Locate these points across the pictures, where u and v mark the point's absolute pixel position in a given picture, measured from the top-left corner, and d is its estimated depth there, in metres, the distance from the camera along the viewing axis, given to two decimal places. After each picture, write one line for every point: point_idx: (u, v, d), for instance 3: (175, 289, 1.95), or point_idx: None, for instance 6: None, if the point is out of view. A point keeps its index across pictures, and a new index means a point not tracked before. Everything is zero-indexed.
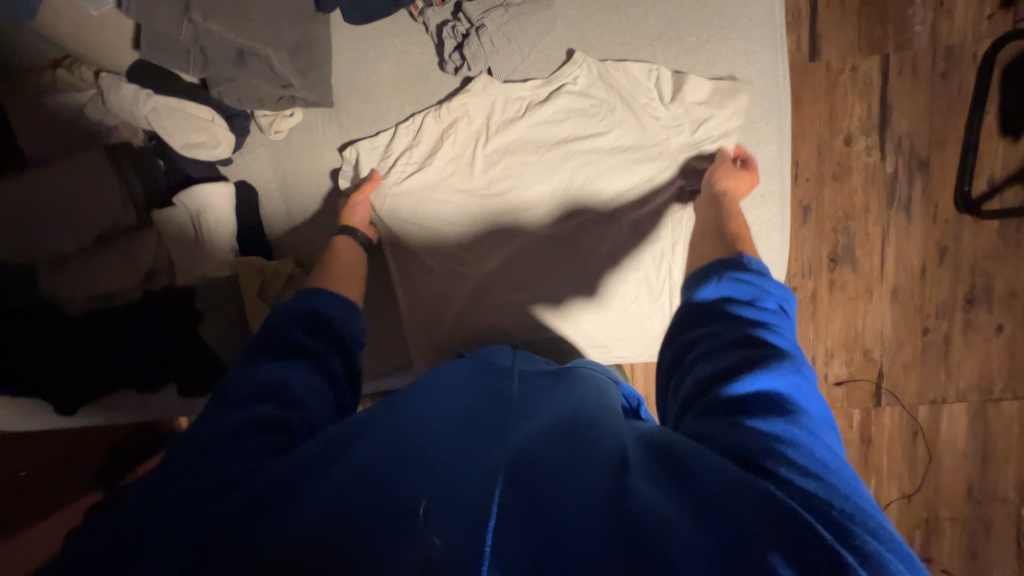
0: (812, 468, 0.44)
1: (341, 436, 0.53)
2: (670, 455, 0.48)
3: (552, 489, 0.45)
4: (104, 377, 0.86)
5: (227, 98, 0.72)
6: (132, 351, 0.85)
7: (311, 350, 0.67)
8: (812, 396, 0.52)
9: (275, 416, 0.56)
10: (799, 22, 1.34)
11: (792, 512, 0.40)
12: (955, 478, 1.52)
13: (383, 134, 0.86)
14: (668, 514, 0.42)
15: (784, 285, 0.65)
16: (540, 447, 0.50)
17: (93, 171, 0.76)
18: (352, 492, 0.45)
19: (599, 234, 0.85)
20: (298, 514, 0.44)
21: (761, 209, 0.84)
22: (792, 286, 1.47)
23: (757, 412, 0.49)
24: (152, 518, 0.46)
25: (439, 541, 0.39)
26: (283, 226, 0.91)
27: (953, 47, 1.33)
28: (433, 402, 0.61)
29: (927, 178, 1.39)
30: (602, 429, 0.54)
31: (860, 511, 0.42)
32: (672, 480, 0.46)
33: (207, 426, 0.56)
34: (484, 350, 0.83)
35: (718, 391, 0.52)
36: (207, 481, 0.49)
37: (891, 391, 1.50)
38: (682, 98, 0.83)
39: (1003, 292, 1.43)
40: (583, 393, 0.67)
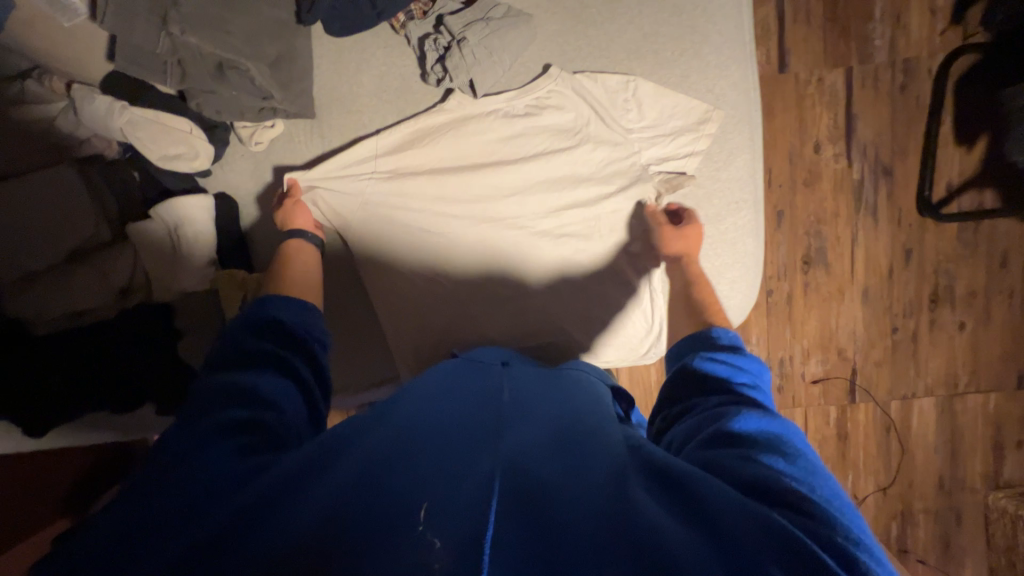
0: (813, 500, 0.46)
1: (336, 447, 0.53)
2: (664, 469, 0.49)
3: (546, 498, 0.46)
4: (75, 402, 0.81)
5: (205, 111, 0.71)
6: (101, 369, 0.81)
7: (274, 356, 0.66)
8: (803, 443, 0.55)
9: (246, 419, 0.56)
10: (768, 36, 1.40)
11: (790, 530, 0.42)
12: (926, 470, 1.58)
13: (352, 145, 0.85)
14: (665, 526, 0.43)
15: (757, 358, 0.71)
16: (531, 456, 0.51)
17: (68, 186, 0.74)
18: (352, 505, 0.45)
19: (577, 239, 0.85)
20: (294, 524, 0.44)
21: (735, 216, 0.87)
22: (769, 288, 1.51)
23: (753, 449, 0.52)
24: (134, 526, 0.45)
25: (439, 549, 0.40)
26: (263, 238, 0.89)
27: (910, 60, 1.40)
28: (431, 407, 0.61)
29: (891, 184, 1.46)
30: (594, 434, 0.56)
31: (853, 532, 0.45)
32: (671, 497, 0.47)
33: (182, 431, 0.55)
34: (476, 351, 0.83)
35: (719, 434, 0.55)
36: (190, 491, 0.48)
37: (864, 388, 1.55)
38: (656, 107, 0.85)
39: (964, 291, 1.51)
40: (574, 395, 0.68)
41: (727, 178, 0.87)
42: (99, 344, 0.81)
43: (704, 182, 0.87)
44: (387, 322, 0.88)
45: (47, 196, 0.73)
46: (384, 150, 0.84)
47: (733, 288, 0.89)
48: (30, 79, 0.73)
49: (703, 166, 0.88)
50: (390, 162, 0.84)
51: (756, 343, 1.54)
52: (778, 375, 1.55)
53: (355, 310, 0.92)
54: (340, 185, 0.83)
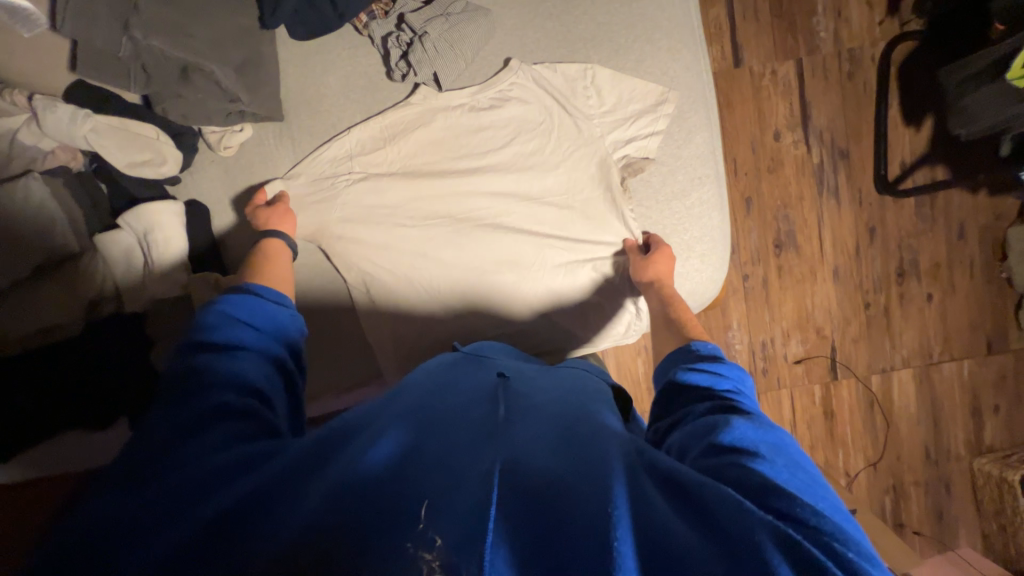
0: (821, 515, 0.47)
1: (332, 451, 0.52)
2: (673, 478, 0.50)
3: (550, 492, 0.47)
4: (60, 418, 0.79)
5: (171, 115, 0.72)
6: (70, 395, 0.78)
7: (261, 348, 0.68)
8: (798, 452, 0.57)
9: (239, 404, 0.58)
10: (721, 34, 1.47)
11: (796, 539, 0.43)
12: (912, 441, 1.62)
13: (325, 145, 0.84)
14: (672, 526, 0.45)
15: (737, 365, 0.71)
16: (533, 453, 0.52)
17: (32, 198, 0.71)
18: (350, 497, 0.45)
19: (549, 227, 0.87)
20: (288, 517, 0.45)
21: (700, 190, 0.88)
22: (744, 274, 1.56)
23: (751, 454, 0.53)
24: (131, 510, 0.47)
25: (437, 548, 0.40)
26: (240, 244, 0.86)
27: (854, 49, 1.49)
28: (431, 406, 0.60)
29: (848, 165, 1.53)
30: (603, 429, 0.57)
31: (854, 540, 0.47)
32: (680, 503, 0.48)
33: (168, 417, 0.56)
34: (478, 346, 0.83)
35: (716, 441, 0.56)
36: (184, 477, 0.50)
37: (844, 363, 1.60)
38: (613, 92, 0.87)
39: (928, 263, 1.57)
40: (578, 392, 0.69)
41: (688, 155, 0.89)
42: (80, 358, 0.78)
43: (666, 159, 0.89)
44: (367, 318, 0.87)
45: None
46: (351, 150, 0.84)
47: (704, 262, 0.91)
48: None
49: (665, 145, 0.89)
50: (362, 162, 0.84)
51: (738, 327, 1.57)
52: (761, 358, 1.58)
53: (332, 313, 0.89)
54: (311, 187, 0.84)
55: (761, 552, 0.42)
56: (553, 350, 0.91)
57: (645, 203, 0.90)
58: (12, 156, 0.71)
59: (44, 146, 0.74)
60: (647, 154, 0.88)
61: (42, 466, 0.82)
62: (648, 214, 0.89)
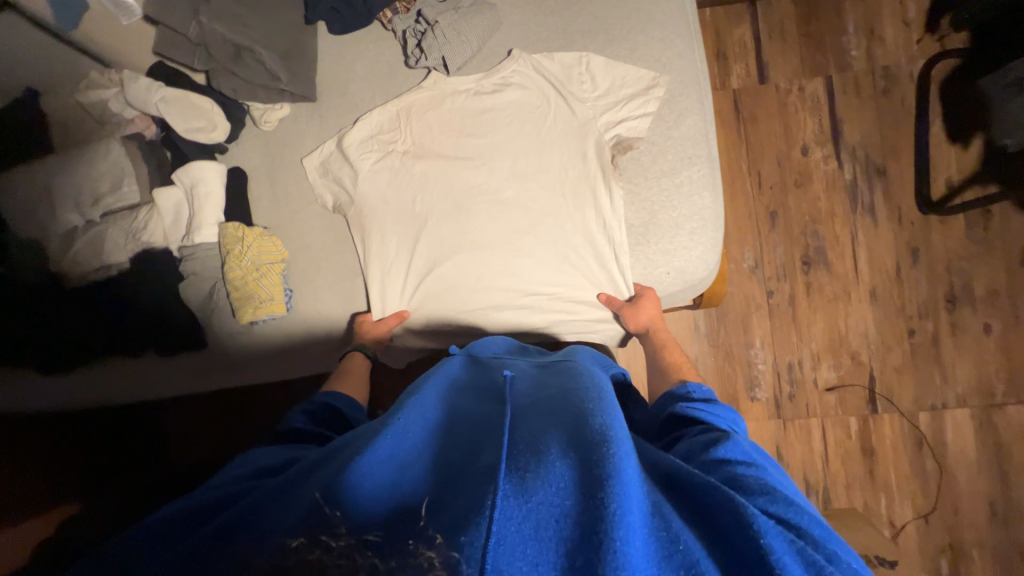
0: (809, 517, 0.55)
1: (332, 460, 0.56)
2: (676, 477, 0.56)
3: (548, 499, 0.45)
4: (105, 343, 0.90)
5: (223, 88, 0.85)
6: (111, 321, 0.89)
7: (312, 434, 0.71)
8: (781, 476, 0.66)
9: (284, 461, 0.65)
10: (746, 52, 1.50)
11: (791, 539, 0.50)
12: (972, 493, 1.41)
13: (351, 123, 0.93)
14: (678, 528, 0.48)
15: (729, 407, 0.77)
16: (529, 455, 0.50)
17: (108, 151, 0.88)
18: (351, 499, 0.48)
19: (545, 208, 0.90)
20: (291, 517, 0.49)
21: (688, 170, 0.86)
22: (769, 290, 1.49)
23: (746, 468, 0.61)
24: (171, 522, 0.55)
25: (437, 547, 0.43)
26: (268, 207, 0.93)
27: (890, 66, 1.46)
28: (424, 404, 0.60)
29: (886, 183, 1.46)
30: (601, 428, 0.53)
31: (834, 539, 0.54)
32: (682, 503, 0.54)
33: (235, 467, 0.66)
34: (478, 342, 0.87)
35: (714, 455, 0.63)
36: (215, 498, 0.58)
37: (886, 396, 1.45)
38: (599, 77, 0.89)
39: (984, 290, 1.43)
40: (578, 384, 0.64)
41: (679, 136, 0.87)
42: (120, 287, 0.89)
43: (656, 139, 0.88)
44: (366, 279, 0.91)
45: (83, 164, 0.86)
46: (370, 133, 0.93)
47: (693, 241, 0.87)
48: (93, 72, 0.88)
49: (655, 127, 0.88)
50: (380, 142, 0.93)
51: (761, 346, 1.49)
52: (787, 381, 1.48)
53: (338, 273, 0.92)
54: (331, 161, 0.92)
55: (765, 552, 0.46)
56: (543, 327, 0.91)
57: (634, 180, 0.88)
58: (105, 122, 0.90)
59: (126, 115, 0.90)
60: (638, 134, 0.87)
61: (89, 387, 0.93)
62: (636, 191, 0.88)
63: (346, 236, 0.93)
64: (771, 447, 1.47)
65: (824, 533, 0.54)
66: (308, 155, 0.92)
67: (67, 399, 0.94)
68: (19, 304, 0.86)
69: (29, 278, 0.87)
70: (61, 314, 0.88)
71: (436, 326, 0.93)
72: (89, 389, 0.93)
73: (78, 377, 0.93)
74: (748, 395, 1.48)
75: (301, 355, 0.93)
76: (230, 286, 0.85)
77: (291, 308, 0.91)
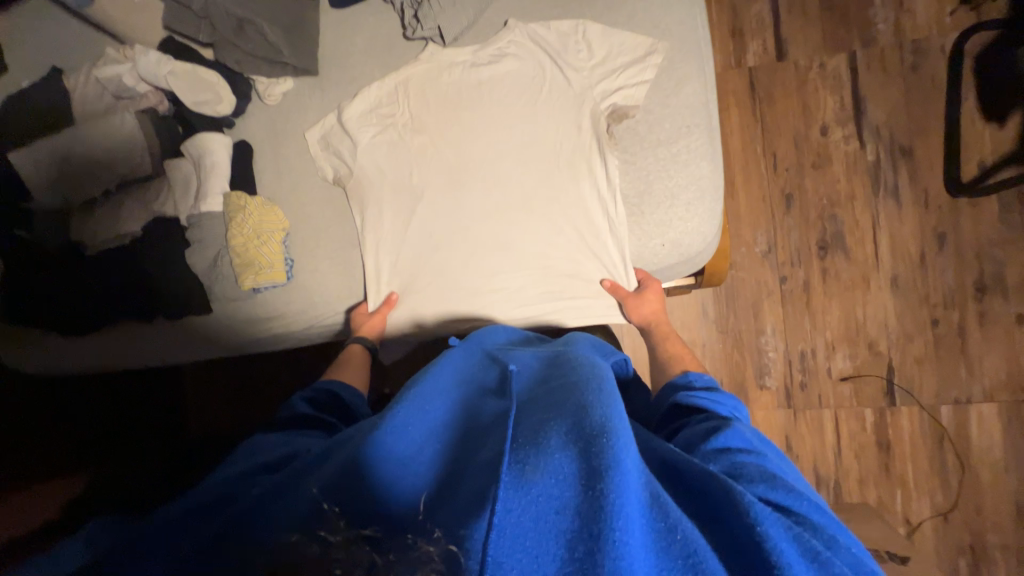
0: (811, 507, 0.54)
1: (335, 456, 0.57)
2: (678, 469, 0.55)
3: (548, 490, 0.45)
4: (113, 309, 0.93)
5: (227, 61, 0.88)
6: (118, 285, 0.91)
7: (316, 419, 0.75)
8: (784, 463, 0.65)
9: (284, 454, 0.65)
10: (763, 28, 1.44)
11: (794, 530, 0.49)
12: (997, 492, 1.34)
13: (352, 97, 0.94)
14: (677, 517, 0.46)
15: (731, 394, 0.76)
16: (528, 447, 0.49)
17: (119, 124, 0.91)
18: (356, 497, 0.50)
19: (543, 183, 0.89)
20: (292, 515, 0.49)
21: (685, 139, 0.84)
22: (782, 275, 1.44)
23: (747, 456, 0.60)
24: (172, 516, 0.56)
25: (436, 541, 0.44)
26: (272, 180, 0.95)
27: (919, 40, 1.38)
28: (425, 396, 0.61)
29: (912, 164, 1.39)
30: (600, 419, 0.51)
31: (833, 525, 0.54)
32: (683, 496, 0.54)
33: (236, 458, 0.67)
34: (482, 330, 0.85)
35: (714, 445, 0.62)
36: (216, 491, 0.59)
37: (905, 388, 1.38)
38: (596, 45, 0.88)
39: (1017, 279, 1.34)
40: (578, 371, 0.62)
41: (677, 104, 0.85)
42: (126, 254, 0.91)
43: (654, 107, 0.85)
44: (363, 250, 0.93)
45: (97, 137, 0.91)
46: (370, 106, 0.94)
47: (689, 211, 0.85)
48: (110, 49, 0.93)
49: (652, 94, 0.85)
50: (379, 117, 0.94)
51: (772, 333, 1.44)
52: (799, 370, 1.43)
53: (335, 242, 0.94)
54: (333, 133, 0.94)
55: (760, 539, 0.46)
56: (538, 308, 0.91)
57: (630, 149, 0.86)
58: (121, 96, 0.93)
59: (139, 90, 0.93)
60: (634, 102, 0.85)
61: (103, 349, 0.98)
62: (632, 160, 0.86)
63: (344, 207, 0.94)
64: (780, 437, 1.43)
65: (823, 518, 0.55)
66: (309, 128, 0.94)
67: (90, 361, 0.99)
68: (46, 267, 0.93)
69: (52, 244, 0.93)
70: (76, 275, 0.92)
71: (432, 300, 0.93)
72: (106, 352, 0.98)
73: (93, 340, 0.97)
74: (757, 384, 1.44)
75: (300, 324, 0.96)
76: (235, 254, 0.87)
77: (292, 277, 0.93)
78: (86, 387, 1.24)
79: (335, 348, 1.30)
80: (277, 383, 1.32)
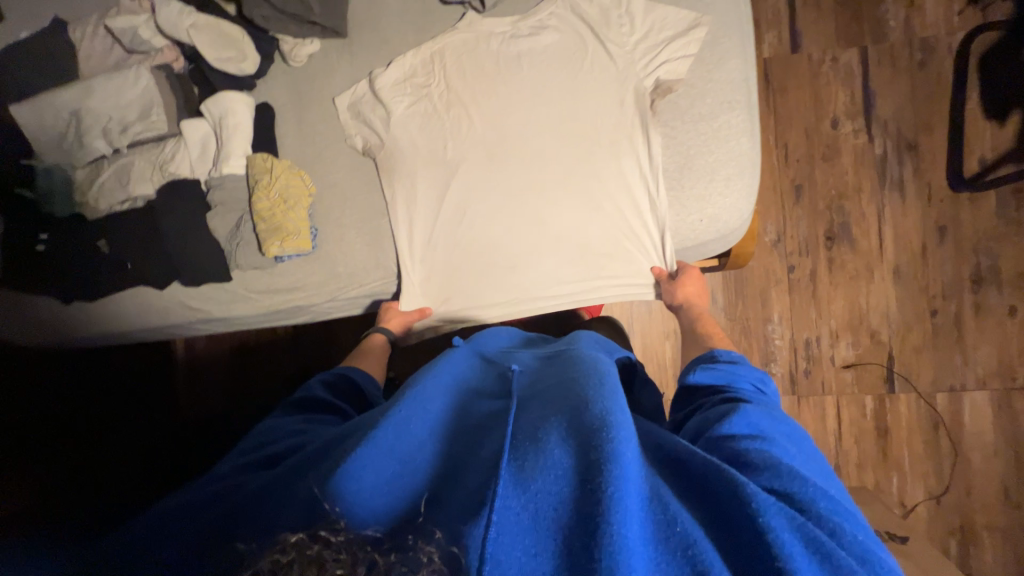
0: (826, 498, 0.47)
1: (335, 449, 0.53)
2: (680, 457, 0.50)
3: (547, 487, 0.42)
4: (114, 276, 0.87)
5: (253, 17, 0.84)
6: (123, 250, 0.86)
7: (332, 405, 0.70)
8: (808, 445, 0.58)
9: (283, 450, 0.59)
10: (779, 20, 1.46)
11: (803, 525, 0.43)
12: (986, 476, 1.40)
13: (386, 65, 0.91)
14: (678, 509, 0.43)
15: (755, 367, 0.69)
16: (527, 444, 0.46)
17: (132, 80, 0.86)
18: (354, 506, 0.43)
19: (577, 161, 0.88)
20: (290, 512, 0.44)
21: (728, 114, 0.84)
22: (790, 265, 1.46)
23: (751, 443, 0.53)
24: (172, 514, 0.52)
25: (436, 542, 0.40)
26: (295, 145, 0.92)
27: (928, 38, 1.42)
28: (424, 396, 0.55)
29: (917, 159, 1.43)
30: (600, 413, 0.47)
31: (852, 522, 0.47)
32: (684, 485, 0.48)
33: (238, 452, 0.62)
34: (484, 332, 0.85)
35: (718, 430, 0.55)
36: (219, 485, 0.55)
37: (904, 375, 1.43)
38: (642, 19, 0.87)
39: (1011, 272, 1.40)
40: (580, 369, 0.59)
41: (719, 79, 0.85)
42: (130, 220, 0.86)
43: (696, 82, 0.86)
44: (392, 222, 0.90)
45: (109, 92, 0.86)
46: (403, 75, 0.91)
47: (729, 186, 0.85)
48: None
49: (694, 69, 0.86)
50: (411, 86, 0.91)
51: (779, 321, 1.47)
52: (803, 358, 1.46)
53: (362, 211, 0.91)
54: (365, 100, 0.91)
55: (760, 531, 0.42)
56: (572, 292, 0.90)
57: (671, 122, 0.86)
58: (134, 50, 0.88)
59: (155, 44, 0.88)
60: (678, 76, 0.85)
61: (99, 321, 0.92)
62: (673, 135, 0.86)
63: (371, 175, 0.91)
64: None
65: (832, 505, 0.47)
66: (340, 95, 0.91)
67: (84, 332, 0.93)
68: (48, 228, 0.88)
69: (56, 209, 0.87)
70: (84, 237, 0.86)
71: (464, 276, 0.91)
72: (96, 323, 0.92)
73: (89, 311, 0.91)
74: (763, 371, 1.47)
75: (319, 299, 0.92)
76: (260, 218, 0.84)
77: (315, 246, 0.90)
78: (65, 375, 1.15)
79: (345, 327, 1.27)
80: (282, 364, 1.28)
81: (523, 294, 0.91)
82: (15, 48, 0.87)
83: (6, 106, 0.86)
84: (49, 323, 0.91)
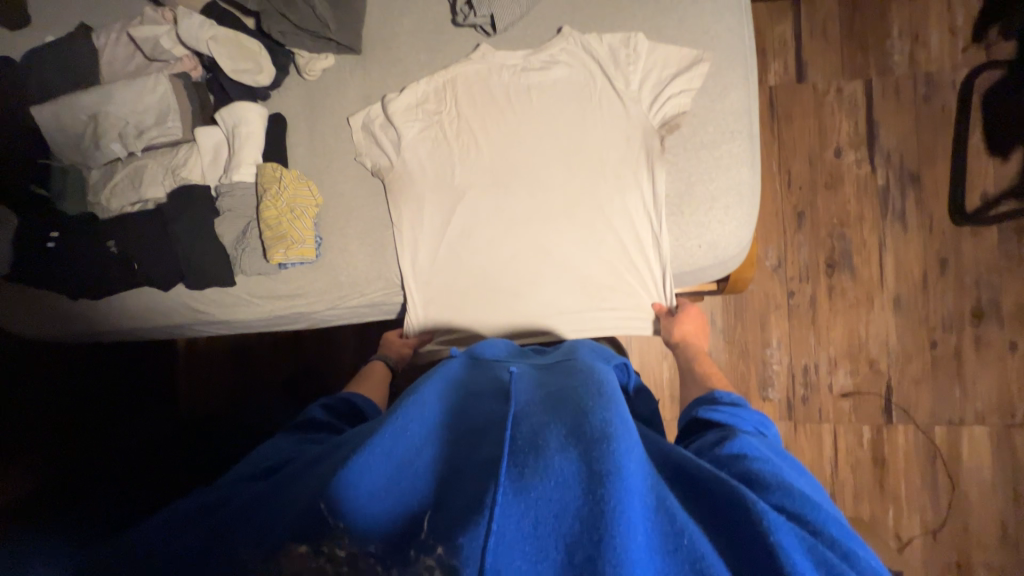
0: (834, 521, 0.47)
1: (335, 455, 0.54)
2: (686, 472, 0.50)
3: (548, 494, 0.42)
4: (116, 275, 0.87)
5: (271, 31, 0.87)
6: (130, 247, 0.87)
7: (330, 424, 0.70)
8: (811, 477, 0.58)
9: (284, 461, 0.61)
10: (786, 49, 1.49)
11: (812, 546, 0.43)
12: (985, 513, 1.38)
13: (399, 91, 0.93)
14: (684, 521, 0.44)
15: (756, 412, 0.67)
16: (527, 450, 0.46)
17: (151, 87, 0.89)
18: (355, 520, 0.44)
19: (582, 192, 0.90)
20: (292, 518, 0.46)
21: (728, 144, 0.86)
22: (790, 290, 1.47)
23: (757, 462, 0.53)
24: (172, 519, 0.53)
25: (438, 554, 0.41)
26: (305, 155, 0.94)
27: (932, 73, 1.44)
28: (423, 401, 0.55)
29: (920, 191, 1.44)
30: (600, 423, 0.48)
31: (860, 546, 0.47)
32: (691, 500, 0.48)
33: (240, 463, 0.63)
34: (479, 343, 0.83)
35: (721, 452, 0.56)
36: (219, 495, 0.56)
37: (902, 406, 1.42)
38: (648, 59, 0.89)
39: (1012, 308, 1.40)
40: (580, 379, 0.60)
41: (722, 110, 0.87)
42: (140, 220, 0.87)
43: (699, 113, 0.88)
44: (397, 239, 0.91)
45: (127, 98, 0.89)
46: (415, 101, 0.93)
47: (728, 215, 0.87)
48: (148, 8, 0.91)
49: (698, 100, 0.88)
50: (422, 113, 0.93)
51: (777, 346, 1.46)
52: (801, 384, 1.45)
53: (367, 222, 0.92)
54: (378, 122, 0.93)
55: (771, 548, 0.42)
56: (571, 318, 0.91)
57: (676, 154, 0.88)
58: (154, 58, 0.91)
59: (175, 54, 0.91)
60: (682, 111, 0.87)
61: (107, 317, 0.94)
62: (677, 165, 0.88)
63: (377, 188, 0.93)
64: None
65: (841, 530, 0.47)
66: (354, 116, 0.93)
67: (90, 326, 0.95)
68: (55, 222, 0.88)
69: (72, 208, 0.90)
70: (92, 236, 0.87)
71: (465, 294, 0.92)
72: (102, 319, 0.94)
73: (97, 307, 0.93)
74: (760, 395, 1.46)
75: (323, 307, 0.93)
76: (266, 227, 0.86)
77: (319, 254, 0.92)
78: (70, 368, 1.18)
79: (345, 335, 1.28)
80: (281, 367, 1.29)
81: (524, 318, 0.91)
82: (41, 53, 0.91)
83: (25, 107, 0.89)
84: (59, 315, 0.93)
